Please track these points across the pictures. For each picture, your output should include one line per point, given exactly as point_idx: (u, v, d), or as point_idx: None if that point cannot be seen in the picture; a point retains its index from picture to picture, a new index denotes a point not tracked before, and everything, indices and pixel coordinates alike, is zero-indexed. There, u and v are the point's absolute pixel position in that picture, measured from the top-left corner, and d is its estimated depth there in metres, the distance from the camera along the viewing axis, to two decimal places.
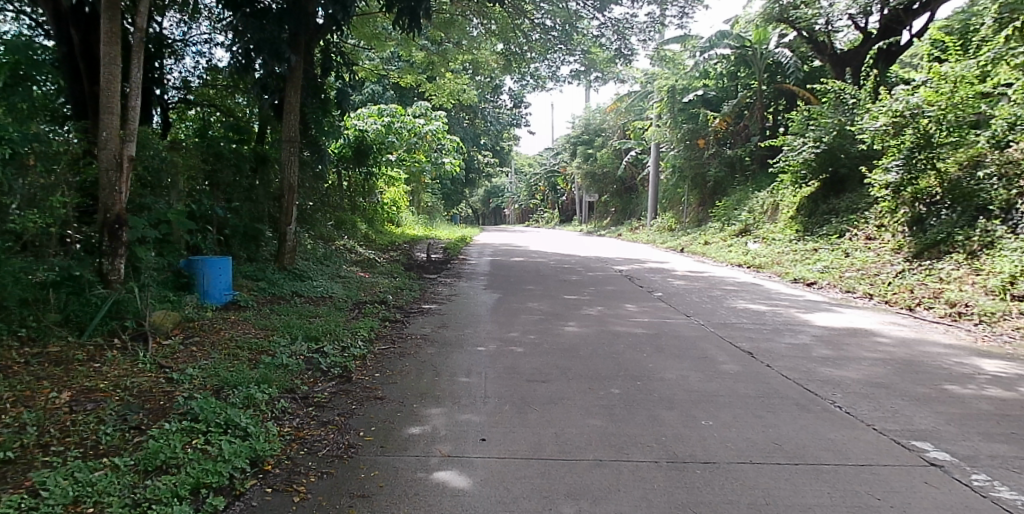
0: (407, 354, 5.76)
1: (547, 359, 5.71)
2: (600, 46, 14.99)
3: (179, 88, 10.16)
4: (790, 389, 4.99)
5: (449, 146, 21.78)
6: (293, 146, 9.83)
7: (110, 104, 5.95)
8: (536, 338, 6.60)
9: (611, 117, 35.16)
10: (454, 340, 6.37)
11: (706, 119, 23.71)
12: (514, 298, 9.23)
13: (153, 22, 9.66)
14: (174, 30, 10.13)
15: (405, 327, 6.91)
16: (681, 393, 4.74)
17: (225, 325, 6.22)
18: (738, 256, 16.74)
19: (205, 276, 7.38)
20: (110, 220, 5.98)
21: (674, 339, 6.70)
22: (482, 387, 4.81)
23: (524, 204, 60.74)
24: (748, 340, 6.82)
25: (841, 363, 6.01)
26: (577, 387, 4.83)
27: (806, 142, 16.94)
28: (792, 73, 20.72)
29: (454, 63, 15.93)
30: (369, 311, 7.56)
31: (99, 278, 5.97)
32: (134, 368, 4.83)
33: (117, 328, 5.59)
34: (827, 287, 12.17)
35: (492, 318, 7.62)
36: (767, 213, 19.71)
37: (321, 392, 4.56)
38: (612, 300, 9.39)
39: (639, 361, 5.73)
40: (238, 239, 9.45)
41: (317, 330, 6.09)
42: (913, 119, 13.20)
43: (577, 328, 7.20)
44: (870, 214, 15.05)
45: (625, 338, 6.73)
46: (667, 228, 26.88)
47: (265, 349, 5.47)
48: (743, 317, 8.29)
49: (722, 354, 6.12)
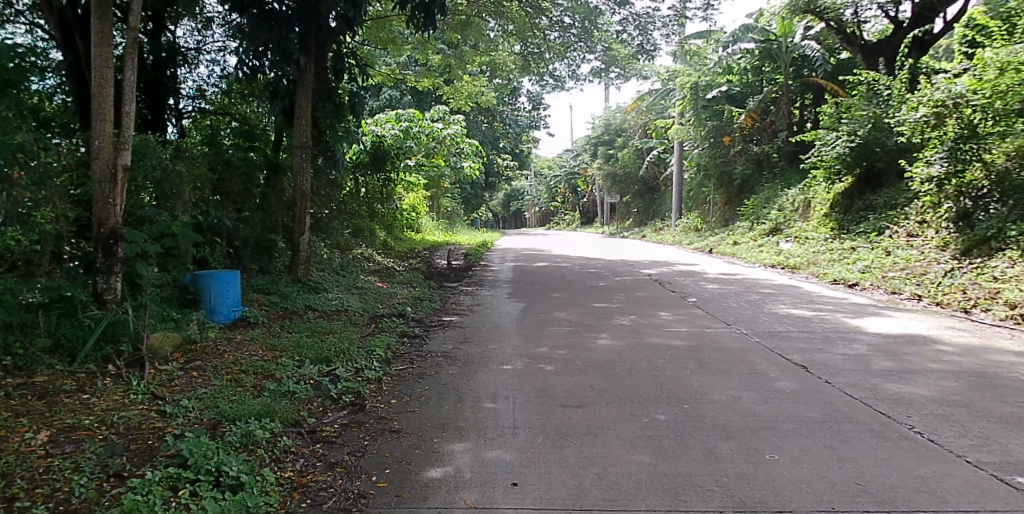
0: (427, 376, 5.25)
1: (581, 378, 5.19)
2: (621, 43, 14.35)
3: (193, 97, 9.88)
4: (861, 412, 4.40)
5: (469, 150, 21.31)
6: (306, 152, 9.37)
7: (103, 110, 5.55)
8: (566, 354, 6.07)
9: (632, 116, 34.53)
10: (477, 358, 5.84)
11: (731, 116, 22.99)
12: (540, 307, 8.69)
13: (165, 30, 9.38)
14: (189, 40, 9.79)
15: (424, 344, 6.40)
16: (737, 420, 4.19)
17: (231, 346, 5.75)
18: (771, 257, 16.06)
19: (211, 293, 6.95)
20: (104, 234, 5.55)
21: (718, 352, 6.12)
22: (512, 415, 4.29)
23: (545, 207, 60.23)
24: (799, 352, 6.22)
25: (907, 377, 5.41)
26: (618, 413, 4.30)
27: (840, 136, 16.20)
28: (821, 65, 20.00)
29: (471, 66, 15.39)
30: (386, 326, 7.07)
31: (94, 299, 5.55)
32: (124, 399, 4.39)
33: (111, 354, 5.14)
34: (870, 287, 11.46)
35: (518, 331, 7.10)
36: (799, 210, 18.97)
37: (329, 425, 4.08)
38: (644, 308, 8.83)
39: (683, 378, 5.18)
40: (250, 250, 9.00)
41: (329, 351, 5.60)
42: (957, 109, 12.52)
43: (610, 341, 6.65)
44: (911, 210, 14.29)
45: (663, 351, 6.18)
46: (693, 229, 26.20)
47: (271, 374, 5.01)
48: (788, 325, 7.68)
49: (774, 369, 5.55)
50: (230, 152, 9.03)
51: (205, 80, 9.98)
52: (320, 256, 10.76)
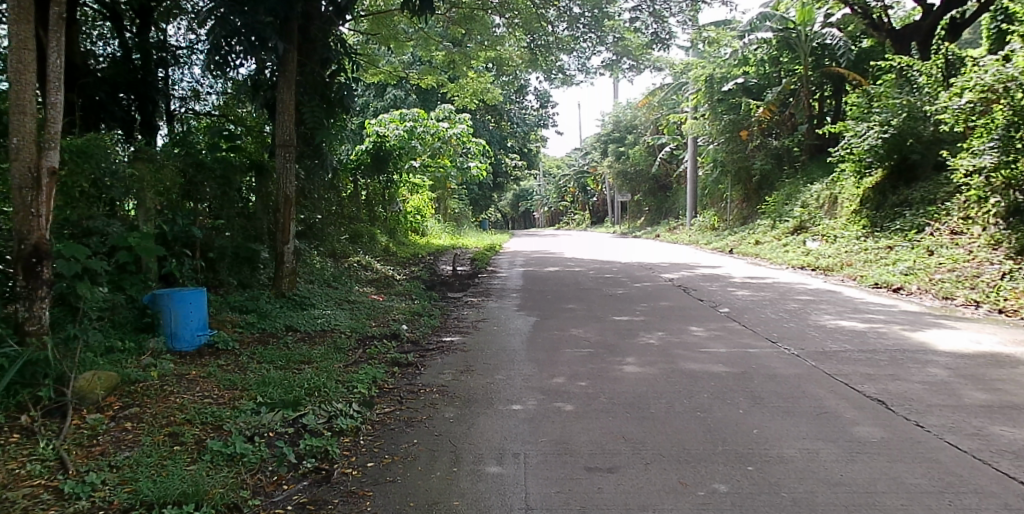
0: (417, 423, 4.25)
1: (612, 423, 4.19)
2: (634, 31, 13.25)
3: (184, 98, 9.88)
4: (981, 476, 3.41)
5: (475, 150, 20.25)
6: (289, 151, 8.31)
7: (23, 101, 4.55)
8: (589, 386, 5.06)
9: (643, 113, 33.39)
10: (481, 395, 4.84)
11: (748, 109, 21.80)
12: (554, 323, 7.65)
13: (153, 28, 9.25)
14: (181, 38, 9.80)
15: (417, 375, 5.38)
16: (823, 494, 3.21)
17: (182, 385, 4.74)
18: (799, 257, 14.94)
19: (172, 315, 5.97)
20: (24, 252, 4.56)
21: (772, 382, 5.10)
22: (522, 485, 3.33)
23: (555, 206, 59.12)
24: (870, 381, 5.18)
25: (1015, 415, 4.39)
26: (665, 481, 3.34)
27: (872, 126, 14.98)
28: (844, 53, 18.78)
29: (475, 62, 14.30)
30: (375, 352, 6.05)
31: (13, 330, 4.56)
32: (18, 470, 3.43)
33: (27, 401, 4.15)
34: (917, 292, 10.32)
35: (529, 355, 6.07)
36: (824, 206, 17.81)
37: (278, 507, 3.21)
38: (673, 321, 7.77)
39: (737, 423, 4.18)
40: (227, 262, 8.00)
41: (298, 393, 4.60)
42: (1009, 93, 11.15)
43: (638, 367, 5.61)
44: (953, 205, 13.10)
45: (705, 381, 5.15)
46: (710, 227, 25.03)
47: (220, 427, 4.06)
48: (844, 342, 6.61)
49: (847, 407, 4.52)
50: (204, 155, 8.02)
51: (199, 81, 9.97)
52: (309, 266, 9.76)
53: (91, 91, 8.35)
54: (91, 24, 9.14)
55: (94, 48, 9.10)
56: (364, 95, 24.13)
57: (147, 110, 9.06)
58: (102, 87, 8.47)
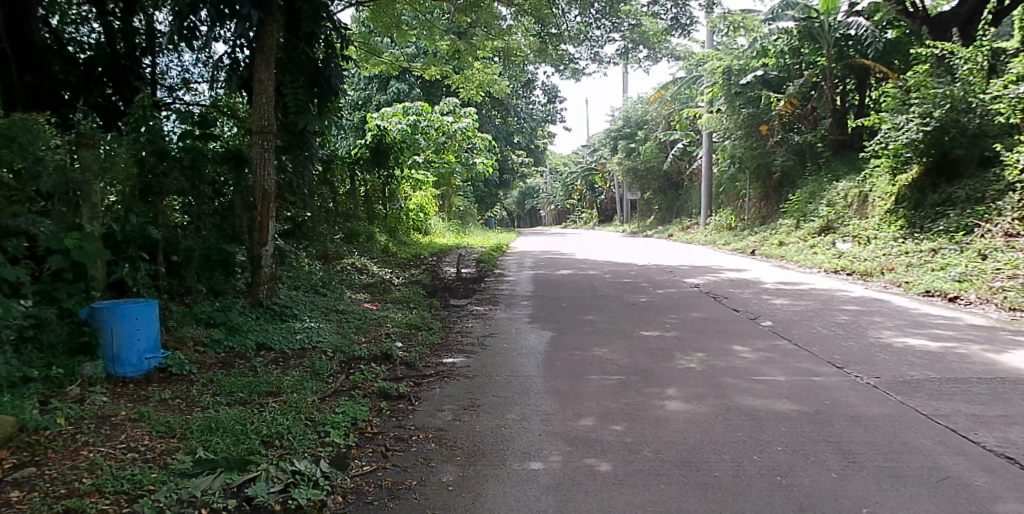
0: (405, 494, 3.20)
1: (668, 497, 3.13)
2: (653, 16, 12.11)
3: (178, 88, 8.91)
4: None
5: (481, 145, 19.15)
6: (267, 138, 7.18)
7: None
8: (625, 430, 3.98)
9: (654, 108, 32.14)
10: (489, 445, 3.76)
11: (769, 102, 20.54)
12: (573, 340, 6.55)
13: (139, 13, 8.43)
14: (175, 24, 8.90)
15: (410, 415, 4.28)
16: None
17: (100, 433, 3.66)
18: (832, 260, 13.81)
19: (113, 333, 4.93)
20: None
21: (859, 427, 4.02)
22: None
23: (563, 203, 58.00)
24: (983, 425, 4.11)
25: None
26: None
27: (912, 118, 13.80)
28: (871, 44, 17.19)
29: (481, 53, 13.00)
30: (360, 380, 4.97)
31: None
32: None
33: None
34: (977, 302, 9.17)
35: (547, 385, 4.95)
36: (854, 205, 16.64)
37: None
38: (712, 338, 6.66)
39: (835, 499, 3.13)
40: (195, 266, 6.93)
41: (247, 448, 3.53)
42: None
43: (683, 404, 4.50)
44: (1006, 203, 11.93)
45: (773, 425, 4.06)
46: (727, 226, 23.86)
47: (132, 506, 3.00)
48: (925, 368, 5.51)
49: (974, 468, 3.44)
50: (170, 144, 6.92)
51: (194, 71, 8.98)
52: (294, 269, 8.68)
53: (59, 77, 7.74)
54: (73, 5, 8.26)
55: (76, 34, 8.22)
56: (365, 88, 23.09)
57: (127, 98, 8.17)
58: (72, 72, 7.83)
